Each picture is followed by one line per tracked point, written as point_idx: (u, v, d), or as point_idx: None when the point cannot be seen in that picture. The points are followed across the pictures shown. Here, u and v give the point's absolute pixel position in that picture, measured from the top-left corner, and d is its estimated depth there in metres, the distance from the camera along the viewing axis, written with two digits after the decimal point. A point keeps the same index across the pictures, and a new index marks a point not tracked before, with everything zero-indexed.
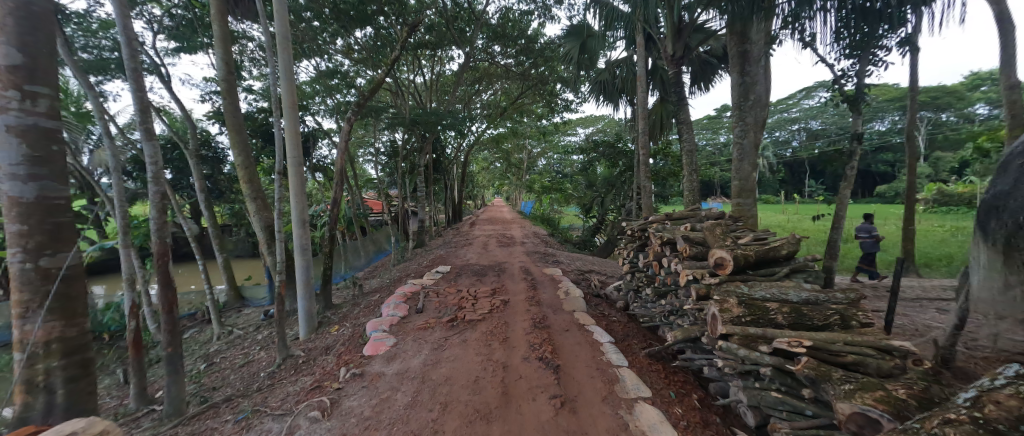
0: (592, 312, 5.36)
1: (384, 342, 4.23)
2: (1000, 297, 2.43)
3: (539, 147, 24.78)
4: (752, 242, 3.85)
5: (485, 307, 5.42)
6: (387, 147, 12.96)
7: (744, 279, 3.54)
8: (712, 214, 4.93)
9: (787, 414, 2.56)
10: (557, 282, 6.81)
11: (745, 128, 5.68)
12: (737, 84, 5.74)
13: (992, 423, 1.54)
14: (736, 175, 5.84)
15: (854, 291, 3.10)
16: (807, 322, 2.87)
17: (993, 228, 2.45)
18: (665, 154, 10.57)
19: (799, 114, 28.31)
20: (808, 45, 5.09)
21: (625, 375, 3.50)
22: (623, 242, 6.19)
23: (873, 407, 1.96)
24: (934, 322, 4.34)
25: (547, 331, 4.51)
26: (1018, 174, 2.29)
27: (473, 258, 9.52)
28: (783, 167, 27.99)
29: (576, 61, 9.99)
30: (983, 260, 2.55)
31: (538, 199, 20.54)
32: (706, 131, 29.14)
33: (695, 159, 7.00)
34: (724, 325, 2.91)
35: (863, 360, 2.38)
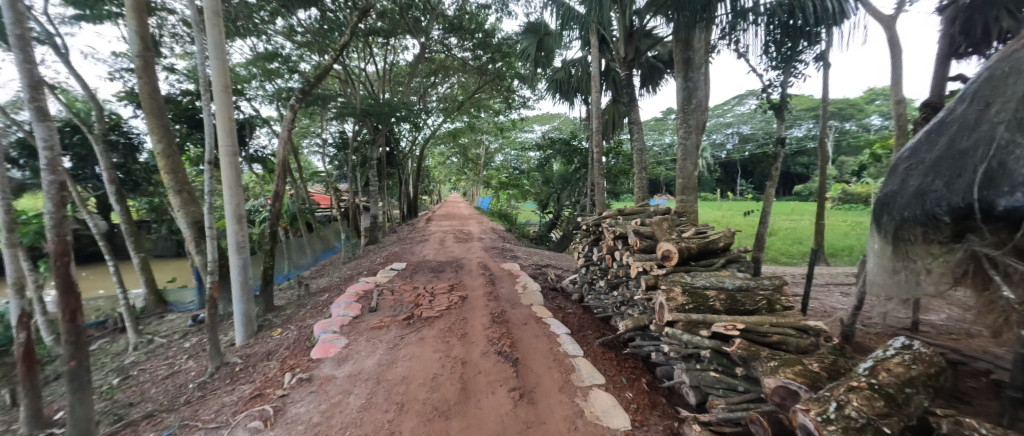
0: (548, 304, 5.49)
1: (334, 344, 4.01)
2: (890, 280, 2.88)
3: (496, 143, 24.81)
4: (694, 235, 4.16)
5: (443, 303, 5.34)
6: (335, 139, 12.19)
7: (687, 270, 3.81)
8: (660, 209, 5.26)
9: (723, 391, 2.82)
10: (514, 277, 6.89)
11: (688, 129, 6.13)
12: (681, 88, 6.16)
13: (884, 387, 1.91)
14: (680, 174, 6.24)
15: (779, 278, 3.48)
16: (740, 307, 3.18)
17: (884, 223, 2.88)
18: (616, 153, 11.10)
19: (732, 119, 31.26)
20: (741, 56, 5.57)
21: (580, 364, 3.63)
22: (579, 237, 6.42)
23: (793, 380, 2.21)
24: (838, 303, 5.03)
25: (506, 325, 4.55)
26: (905, 176, 2.78)
27: (430, 254, 9.31)
28: (718, 168, 30.65)
29: (533, 58, 10.06)
30: (876, 248, 2.98)
31: (495, 194, 20.54)
32: (653, 133, 30.95)
33: (644, 158, 7.39)
34: (671, 313, 3.13)
35: (785, 340, 2.70)
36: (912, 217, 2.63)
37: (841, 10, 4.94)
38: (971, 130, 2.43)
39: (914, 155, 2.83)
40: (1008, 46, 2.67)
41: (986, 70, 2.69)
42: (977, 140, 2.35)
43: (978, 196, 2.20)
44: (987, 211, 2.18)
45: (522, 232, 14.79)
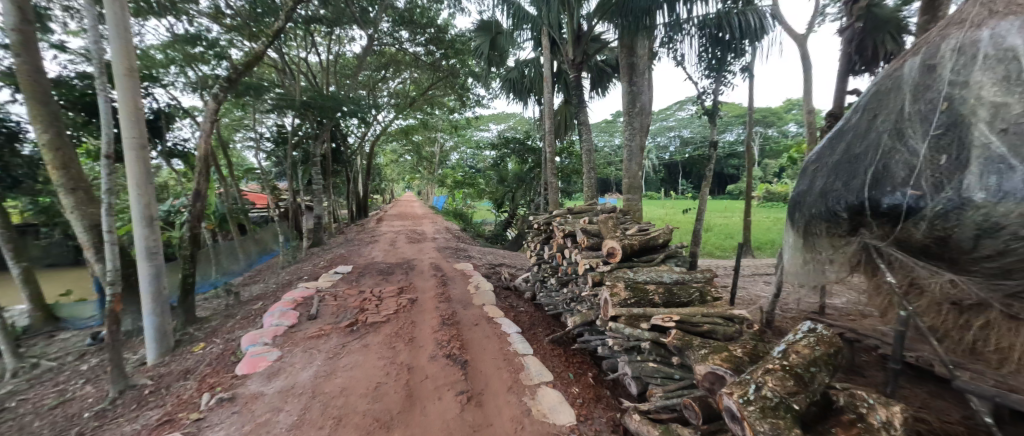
0: (500, 304, 5.47)
1: (265, 357, 3.66)
2: (801, 269, 3.24)
3: (451, 140, 24.42)
4: (637, 233, 4.36)
5: (391, 307, 5.11)
6: (273, 133, 11.21)
7: (630, 266, 3.98)
8: (606, 208, 5.46)
9: (660, 380, 2.97)
10: (467, 277, 6.78)
11: (632, 131, 6.42)
12: (626, 92, 6.44)
13: (794, 368, 2.10)
14: (626, 174, 6.51)
15: (709, 271, 3.75)
16: (676, 299, 3.38)
17: (796, 218, 3.24)
18: (569, 153, 11.41)
19: (675, 123, 33.55)
20: (679, 64, 5.95)
21: (529, 362, 3.65)
22: (531, 235, 6.47)
23: (720, 365, 2.37)
24: (761, 292, 5.57)
25: (456, 327, 4.46)
26: (812, 179, 3.18)
27: (379, 256, 8.90)
28: (663, 168, 32.75)
29: (486, 56, 9.99)
30: (791, 242, 3.33)
31: (450, 193, 20.20)
32: (604, 134, 32.26)
33: (593, 158, 7.65)
34: (614, 308, 3.25)
35: (714, 329, 2.91)
36: (818, 213, 2.98)
37: (756, 27, 5.54)
38: (863, 138, 2.84)
39: (819, 159, 3.24)
40: (889, 65, 3.13)
41: (873, 86, 3.14)
42: (867, 147, 2.75)
43: (868, 195, 2.59)
44: (874, 208, 2.56)
45: (477, 231, 14.66)
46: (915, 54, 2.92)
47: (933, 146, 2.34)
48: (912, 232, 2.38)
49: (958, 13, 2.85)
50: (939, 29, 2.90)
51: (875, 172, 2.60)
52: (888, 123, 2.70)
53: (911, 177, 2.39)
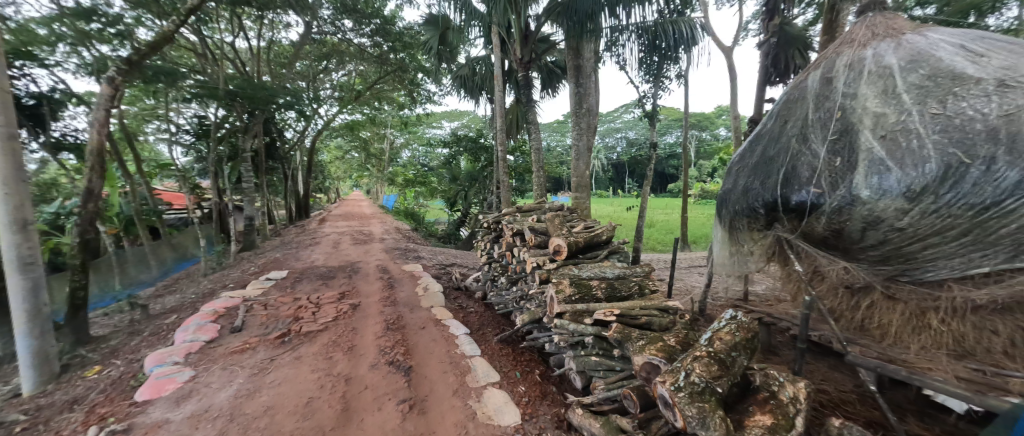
0: (449, 305, 5.34)
1: (174, 379, 3.22)
2: (726, 261, 3.51)
3: (402, 137, 23.55)
4: (582, 230, 4.48)
5: (330, 314, 4.76)
6: (192, 124, 9.97)
7: (575, 262, 4.07)
8: (554, 206, 5.55)
9: (603, 372, 3.06)
10: (416, 279, 6.54)
11: (580, 131, 6.58)
12: (573, 93, 6.59)
13: (718, 354, 2.24)
14: (574, 172, 6.65)
15: (648, 265, 3.95)
16: (617, 293, 3.51)
17: (723, 214, 3.52)
18: (521, 152, 11.53)
19: (622, 125, 35.36)
20: (622, 68, 6.21)
21: (476, 364, 3.58)
22: (481, 234, 6.40)
23: (655, 355, 2.47)
24: (695, 283, 6.01)
25: (401, 331, 4.26)
26: (735, 178, 3.47)
27: (320, 259, 8.29)
28: (611, 168, 34.37)
29: (436, 52, 9.72)
30: (718, 236, 3.61)
31: (401, 192, 19.48)
32: (556, 134, 33.04)
33: (542, 156, 7.76)
34: (559, 305, 3.29)
35: (650, 320, 3.06)
36: (740, 210, 3.24)
37: (689, 36, 5.96)
38: (776, 142, 3.15)
39: (741, 160, 3.53)
40: (796, 77, 3.52)
41: (783, 95, 3.50)
42: (779, 150, 3.04)
43: (780, 193, 2.87)
44: (785, 204, 2.84)
45: (429, 231, 14.29)
46: (816, 68, 3.29)
47: (831, 150, 2.67)
48: (815, 226, 2.67)
49: (849, 34, 3.27)
50: (835, 47, 3.30)
51: (785, 173, 2.89)
52: (796, 128, 3.01)
53: (813, 177, 2.69)
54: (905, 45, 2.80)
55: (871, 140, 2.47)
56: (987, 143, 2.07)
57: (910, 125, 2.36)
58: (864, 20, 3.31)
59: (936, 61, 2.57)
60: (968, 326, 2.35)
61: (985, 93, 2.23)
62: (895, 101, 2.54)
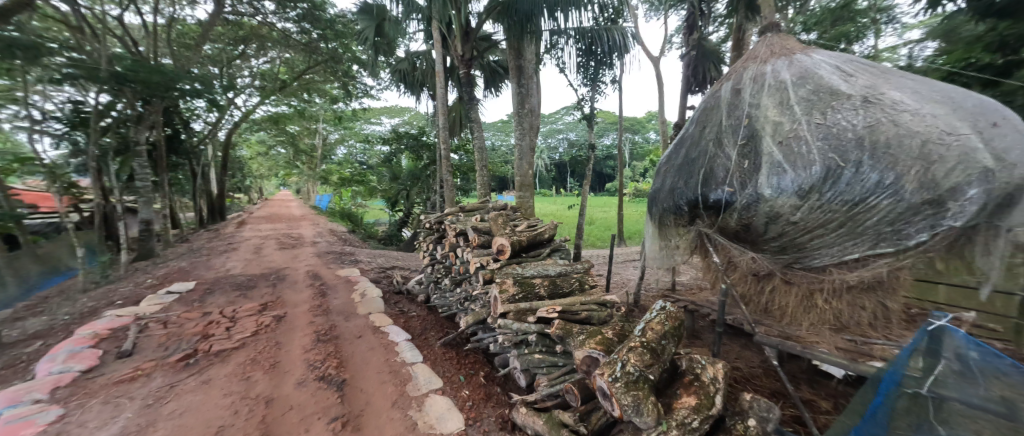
0: (390, 311, 5.07)
1: (34, 421, 2.58)
2: (656, 255, 3.77)
3: (336, 133, 21.95)
4: (525, 229, 4.51)
5: (248, 329, 4.23)
6: (64, 110, 8.23)
7: (518, 261, 4.08)
8: (498, 205, 5.53)
9: (546, 369, 3.11)
10: (352, 284, 6.11)
11: (522, 132, 6.63)
12: (515, 93, 6.64)
13: (650, 342, 2.38)
14: (517, 172, 6.69)
15: (587, 262, 4.10)
16: (558, 290, 3.59)
17: (653, 211, 3.76)
18: (464, 150, 11.43)
19: (563, 126, 36.74)
20: (562, 70, 6.39)
21: (417, 371, 3.42)
22: (423, 236, 6.16)
23: (595, 348, 2.55)
24: (630, 277, 6.43)
25: (334, 342, 3.93)
26: (663, 177, 3.73)
27: (238, 267, 7.37)
28: (554, 168, 35.54)
29: (372, 43, 9.14)
30: (649, 232, 3.86)
31: (336, 192, 18.16)
32: (500, 133, 33.21)
33: (485, 156, 7.70)
34: (503, 305, 3.26)
35: (590, 315, 3.19)
36: (667, 207, 3.49)
37: (621, 44, 6.33)
38: (696, 145, 3.45)
39: (668, 161, 3.81)
40: (713, 87, 3.88)
41: (702, 102, 3.84)
42: (699, 153, 3.34)
43: (701, 192, 3.14)
44: (705, 202, 3.12)
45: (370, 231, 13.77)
46: (728, 79, 3.66)
47: (741, 153, 2.99)
48: (729, 221, 2.97)
49: (753, 51, 3.69)
50: (742, 61, 3.70)
51: (704, 173, 3.17)
52: (712, 133, 3.32)
53: (727, 177, 2.98)
54: (796, 63, 3.24)
55: (771, 144, 2.81)
56: (856, 150, 2.49)
57: (801, 133, 2.74)
58: (764, 39, 3.77)
59: (819, 78, 3.00)
60: (844, 304, 2.80)
61: (854, 108, 2.67)
62: (790, 111, 2.92)
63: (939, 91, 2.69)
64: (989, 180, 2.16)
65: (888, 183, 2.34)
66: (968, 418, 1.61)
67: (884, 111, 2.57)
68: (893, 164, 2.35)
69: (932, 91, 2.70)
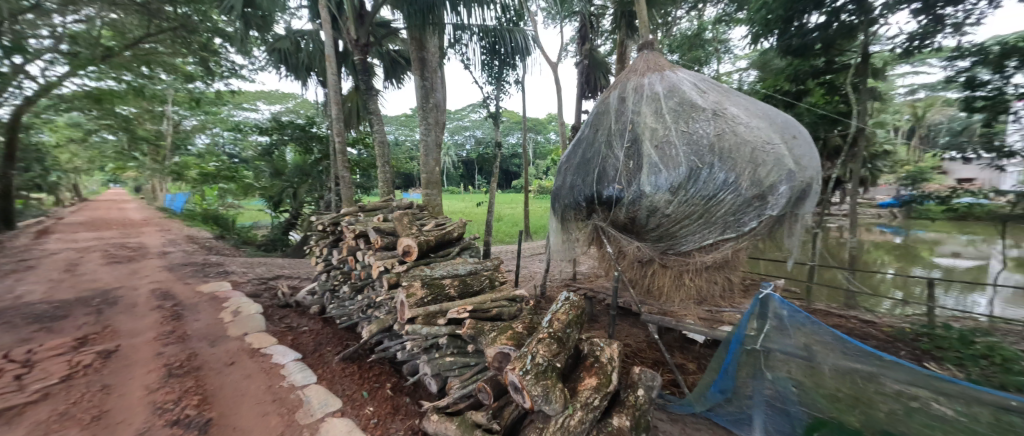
0: (274, 328, 4.35)
1: None
2: (560, 248, 4.03)
3: (193, 117, 17.94)
4: (433, 228, 4.34)
5: (53, 373, 3.13)
6: None
7: (427, 262, 3.91)
8: (403, 204, 5.21)
9: (458, 370, 3.05)
10: (221, 301, 5.06)
11: (428, 127, 6.35)
12: (419, 86, 6.28)
13: (556, 333, 2.51)
14: (423, 169, 6.40)
15: (497, 259, 4.16)
16: (468, 289, 3.55)
17: (556, 207, 3.99)
18: (363, 145, 10.61)
19: (470, 124, 36.94)
20: (467, 67, 6.33)
21: (311, 394, 3.00)
22: (315, 240, 5.45)
23: (506, 344, 2.58)
24: (536, 270, 6.78)
25: (195, 375, 3.18)
26: (563, 176, 4.00)
27: (34, 292, 5.40)
28: (461, 165, 35.43)
29: (240, 14, 7.63)
30: (553, 227, 4.09)
31: (196, 190, 14.88)
32: (404, 128, 31.54)
33: (387, 151, 7.17)
34: (411, 310, 3.06)
35: (501, 311, 3.25)
36: (568, 203, 3.75)
37: (523, 47, 6.56)
38: (591, 146, 3.76)
39: (568, 160, 4.08)
40: (603, 94, 4.27)
41: (595, 107, 4.21)
42: (594, 154, 3.65)
43: (597, 189, 3.44)
44: (599, 198, 3.43)
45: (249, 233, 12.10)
46: (615, 88, 4.08)
47: (627, 155, 3.36)
48: (618, 215, 3.33)
49: (634, 64, 4.18)
50: (625, 73, 4.16)
51: (598, 172, 3.48)
52: (604, 136, 3.67)
53: (617, 175, 3.33)
54: (666, 78, 3.78)
55: (650, 148, 3.24)
56: (710, 154, 3.02)
57: (671, 139, 3.22)
58: (642, 55, 4.32)
59: (683, 93, 3.56)
60: (703, 281, 3.42)
61: (708, 119, 3.25)
62: (663, 120, 3.40)
63: (760, 109, 3.45)
64: (792, 179, 2.86)
65: (730, 182, 2.91)
66: (783, 361, 2.26)
67: (727, 123, 3.18)
68: (733, 166, 2.93)
69: (757, 109, 3.45)
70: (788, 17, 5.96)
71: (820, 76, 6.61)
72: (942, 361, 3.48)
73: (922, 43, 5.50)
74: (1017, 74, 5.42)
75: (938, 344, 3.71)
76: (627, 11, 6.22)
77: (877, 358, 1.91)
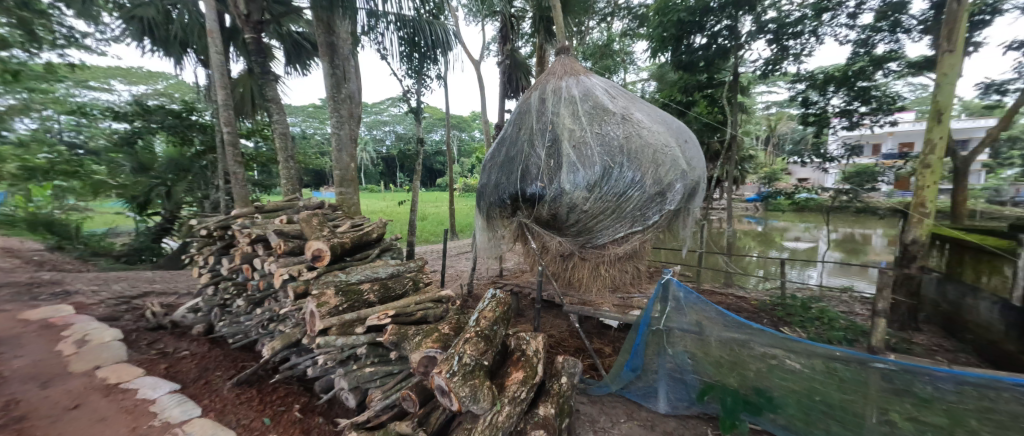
0: (139, 357, 3.53)
1: None
2: (486, 245, 4.03)
3: None
4: (349, 229, 3.98)
5: None
6: None
7: (341, 267, 3.57)
8: (311, 203, 4.67)
9: (380, 381, 2.84)
10: (57, 330, 3.93)
11: (340, 120, 5.75)
12: (327, 74, 5.61)
13: (484, 331, 2.50)
14: (336, 165, 5.81)
15: (420, 260, 3.99)
16: (389, 293, 3.34)
17: (481, 205, 3.98)
18: (261, 136, 9.39)
19: (389, 118, 35.00)
20: (383, 57, 5.91)
21: (194, 429, 2.49)
22: (196, 247, 4.57)
23: (432, 348, 2.48)
24: (462, 269, 6.70)
25: (13, 426, 2.35)
26: (488, 173, 4.01)
27: None
28: (381, 162, 33.35)
29: None
30: (479, 225, 4.08)
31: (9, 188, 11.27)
32: (312, 119, 28.44)
33: (291, 144, 6.36)
34: (322, 320, 2.73)
35: (426, 314, 3.15)
36: (493, 201, 3.77)
37: (443, 41, 6.39)
38: (514, 145, 3.83)
39: (492, 159, 4.09)
40: (524, 94, 4.37)
41: (517, 107, 4.29)
42: (517, 152, 3.72)
43: (520, 187, 3.52)
44: (523, 195, 3.52)
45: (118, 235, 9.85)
46: (535, 89, 4.22)
47: (548, 154, 3.50)
48: (541, 212, 3.45)
49: (552, 68, 4.37)
50: (545, 75, 4.33)
51: (521, 170, 3.56)
52: (526, 135, 3.77)
53: (539, 174, 3.44)
54: (581, 83, 4.02)
55: (568, 147, 3.42)
56: (621, 155, 3.31)
57: (587, 140, 3.44)
58: (559, 59, 4.53)
59: (596, 97, 3.83)
60: (616, 271, 3.75)
61: (617, 123, 3.55)
62: (579, 121, 3.61)
63: (660, 116, 3.89)
64: (684, 178, 3.31)
65: (637, 180, 3.23)
66: (680, 337, 2.58)
67: (634, 127, 3.51)
68: (639, 166, 3.25)
69: (657, 115, 3.89)
70: (680, 36, 6.83)
71: (703, 90, 7.74)
72: (791, 324, 4.37)
73: (774, 68, 6.79)
74: (833, 97, 7.06)
75: (788, 311, 4.65)
76: (545, 16, 6.51)
77: (749, 327, 2.31)
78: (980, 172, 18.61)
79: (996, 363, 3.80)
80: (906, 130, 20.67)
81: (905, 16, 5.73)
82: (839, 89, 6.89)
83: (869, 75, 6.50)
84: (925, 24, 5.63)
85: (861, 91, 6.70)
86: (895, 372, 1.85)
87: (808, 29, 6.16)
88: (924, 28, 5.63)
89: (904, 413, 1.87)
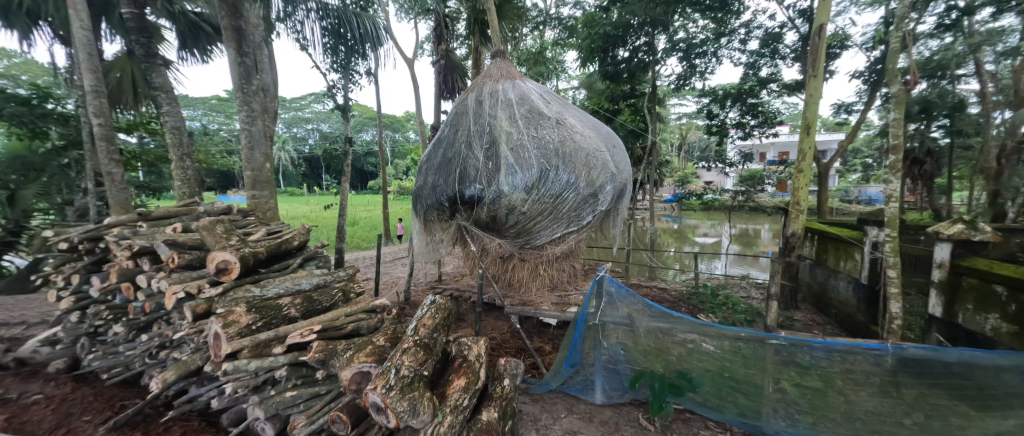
0: None
1: None
2: (425, 248, 3.88)
3: None
4: (263, 237, 3.52)
5: None
6: None
7: (255, 280, 3.14)
8: (214, 209, 4.04)
9: (304, 405, 2.54)
10: None
11: (250, 114, 5.07)
12: (234, 62, 4.92)
13: (423, 339, 2.38)
14: (246, 165, 5.12)
15: (352, 268, 3.69)
16: (314, 306, 3.02)
17: (418, 208, 3.81)
18: (148, 130, 7.93)
19: (312, 115, 32.14)
20: (303, 47, 5.39)
21: None
22: (52, 265, 3.67)
23: (366, 363, 2.28)
24: (396, 276, 6.35)
25: None
26: (425, 174, 3.86)
27: None
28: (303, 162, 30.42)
29: None
30: (416, 229, 3.90)
31: None
32: (217, 113, 24.88)
33: (186, 140, 5.44)
34: (229, 343, 2.36)
35: (358, 326, 2.93)
36: (431, 204, 3.66)
37: (373, 35, 6.03)
38: (451, 146, 3.75)
39: (428, 160, 3.96)
40: (462, 94, 4.30)
41: (454, 108, 4.22)
42: (454, 153, 3.65)
43: (460, 188, 3.46)
44: (462, 197, 3.47)
45: None
46: (472, 90, 4.18)
47: (487, 155, 3.48)
48: (481, 213, 3.43)
49: (488, 70, 4.38)
50: (481, 77, 4.31)
51: (459, 172, 3.51)
52: (463, 136, 3.72)
53: (477, 175, 3.41)
54: (517, 86, 4.09)
55: (506, 149, 3.43)
56: (557, 158, 3.43)
57: (524, 143, 3.50)
58: (495, 62, 4.55)
59: (532, 101, 3.93)
60: (554, 270, 3.88)
61: (553, 127, 3.67)
62: (516, 124, 3.66)
63: (591, 121, 4.12)
64: (613, 180, 3.54)
65: (572, 182, 3.37)
66: (613, 329, 2.74)
67: (568, 131, 3.66)
68: (574, 169, 3.40)
69: (589, 121, 4.11)
70: (606, 48, 7.34)
71: (627, 99, 8.47)
72: (705, 311, 4.92)
73: (685, 83, 7.63)
74: (731, 111, 8.14)
75: (701, 299, 5.24)
76: (479, 19, 6.51)
77: (672, 316, 2.52)
78: (834, 176, 23.04)
79: (851, 331, 4.71)
80: (784, 140, 24.76)
81: (781, 45, 6.89)
82: (735, 104, 7.99)
83: (756, 93, 7.66)
84: (795, 53, 6.81)
85: (751, 106, 7.84)
86: (785, 347, 2.16)
87: (710, 50, 7.08)
88: (795, 55, 6.80)
89: (792, 380, 2.21)
